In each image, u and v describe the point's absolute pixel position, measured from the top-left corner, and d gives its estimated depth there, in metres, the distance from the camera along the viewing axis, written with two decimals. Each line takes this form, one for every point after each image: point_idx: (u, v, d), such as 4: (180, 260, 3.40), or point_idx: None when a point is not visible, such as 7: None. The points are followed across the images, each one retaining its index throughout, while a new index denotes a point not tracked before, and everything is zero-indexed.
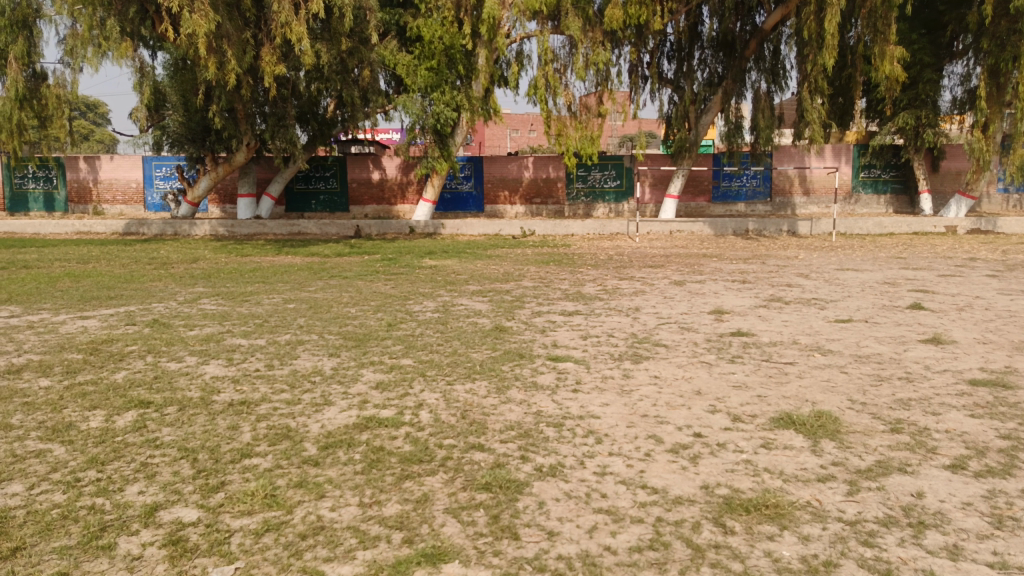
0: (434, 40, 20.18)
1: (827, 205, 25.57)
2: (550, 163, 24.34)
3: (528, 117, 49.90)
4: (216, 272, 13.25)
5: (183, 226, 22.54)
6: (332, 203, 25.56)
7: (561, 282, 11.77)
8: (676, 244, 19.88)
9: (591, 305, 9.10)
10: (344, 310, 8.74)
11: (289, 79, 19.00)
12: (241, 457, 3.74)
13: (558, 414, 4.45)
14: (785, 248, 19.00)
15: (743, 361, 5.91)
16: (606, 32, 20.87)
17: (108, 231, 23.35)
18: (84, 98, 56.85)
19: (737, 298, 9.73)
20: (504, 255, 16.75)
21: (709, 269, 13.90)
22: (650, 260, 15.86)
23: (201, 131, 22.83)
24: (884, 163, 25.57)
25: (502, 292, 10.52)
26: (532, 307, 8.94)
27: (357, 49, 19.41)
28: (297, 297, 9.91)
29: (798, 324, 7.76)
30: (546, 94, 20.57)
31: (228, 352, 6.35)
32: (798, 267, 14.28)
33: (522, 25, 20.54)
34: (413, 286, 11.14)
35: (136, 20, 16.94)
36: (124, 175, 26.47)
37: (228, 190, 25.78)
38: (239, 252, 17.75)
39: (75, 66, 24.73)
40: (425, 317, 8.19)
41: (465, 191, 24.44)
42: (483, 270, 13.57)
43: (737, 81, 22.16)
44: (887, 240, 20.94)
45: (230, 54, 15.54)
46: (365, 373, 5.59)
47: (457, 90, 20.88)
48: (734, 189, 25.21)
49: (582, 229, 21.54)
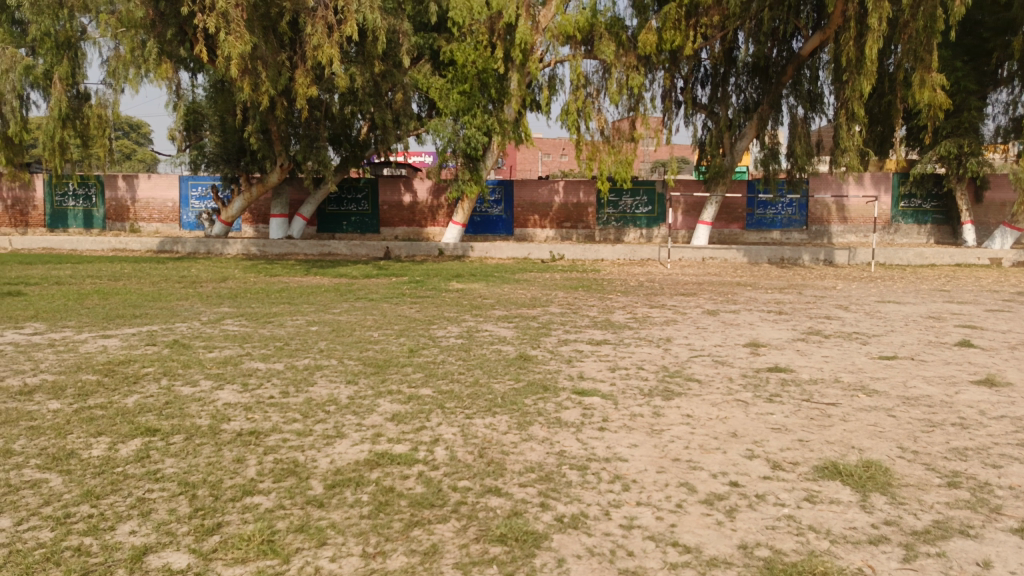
0: (467, 64, 20.23)
1: (865, 234, 24.92)
2: (581, 188, 24.14)
3: (559, 142, 49.88)
4: (243, 292, 13.22)
5: (215, 244, 22.77)
6: (363, 225, 25.66)
7: (590, 309, 11.47)
8: (709, 272, 19.47)
9: (620, 334, 8.80)
10: (366, 334, 8.56)
11: (323, 101, 19.16)
12: (242, 495, 3.52)
13: (582, 456, 4.16)
14: (822, 278, 18.48)
15: (782, 401, 5.56)
16: (640, 57, 20.72)
17: (143, 249, 23.69)
18: (127, 119, 58.55)
19: (773, 330, 9.33)
20: (533, 280, 16.53)
21: (743, 298, 13.49)
22: (682, 288, 15.49)
23: (236, 151, 23.11)
24: (925, 193, 24.86)
25: (529, 318, 10.27)
26: (558, 335, 8.67)
27: (390, 72, 19.55)
28: (320, 319, 9.76)
29: (839, 360, 7.37)
30: (578, 119, 20.45)
31: (244, 376, 6.17)
32: (836, 299, 13.79)
33: (555, 50, 20.45)
34: (438, 310, 10.94)
35: (176, 41, 17.25)
36: (161, 193, 26.92)
37: (261, 210, 26.04)
38: (268, 272, 17.80)
39: (117, 87, 25.31)
40: (448, 344, 7.96)
41: (495, 214, 24.33)
42: (510, 295, 13.35)
43: (773, 107, 21.78)
44: (929, 271, 20.26)
45: (265, 75, 15.67)
46: (382, 403, 5.36)
47: (489, 113, 20.86)
48: (769, 216, 24.73)
49: (613, 254, 21.26)
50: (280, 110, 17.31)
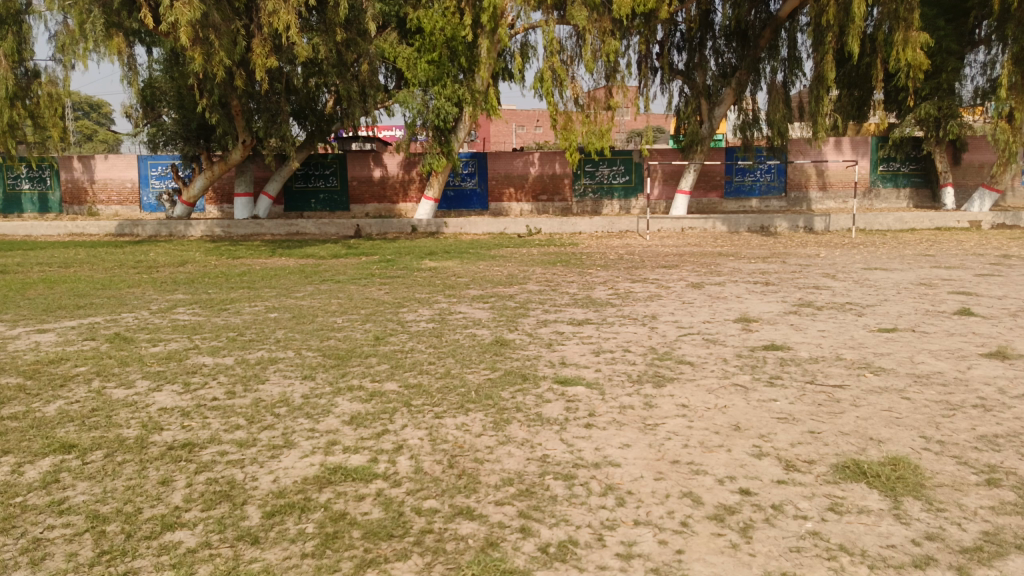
0: (435, 32, 19.38)
1: (844, 200, 24.61)
2: (556, 159, 23.47)
3: (533, 112, 48.74)
4: (202, 277, 12.46)
5: (177, 226, 21.81)
6: (333, 202, 24.75)
7: (569, 285, 10.91)
8: (689, 242, 19.03)
9: (603, 312, 8.25)
10: (329, 320, 7.92)
11: (284, 73, 18.22)
12: (160, 531, 2.92)
13: (568, 462, 3.61)
14: (804, 246, 18.10)
15: (784, 385, 5.05)
16: (614, 22, 19.97)
17: (101, 233, 22.65)
18: (87, 99, 56.48)
19: (763, 303, 8.85)
20: (509, 255, 15.96)
21: (727, 269, 13.01)
22: (663, 259, 15.00)
23: (195, 128, 22.08)
24: (904, 156, 24.53)
25: (505, 297, 9.68)
26: (537, 315, 8.10)
27: (354, 41, 18.59)
28: (281, 305, 9.08)
29: (837, 335, 6.89)
30: (552, 87, 19.74)
31: (187, 375, 5.51)
32: (821, 267, 13.38)
33: (527, 15, 19.62)
34: (409, 291, 10.30)
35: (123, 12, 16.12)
36: (119, 174, 25.74)
37: (225, 189, 25.02)
38: (231, 254, 16.99)
39: (66, 63, 24.00)
40: (418, 329, 7.35)
41: (469, 188, 23.57)
42: (485, 272, 12.74)
43: (751, 71, 21.28)
44: (909, 236, 20.02)
45: (218, 45, 14.72)
46: (340, 402, 4.74)
47: (459, 83, 20.20)
48: (747, 184, 24.25)
49: (590, 227, 20.73)
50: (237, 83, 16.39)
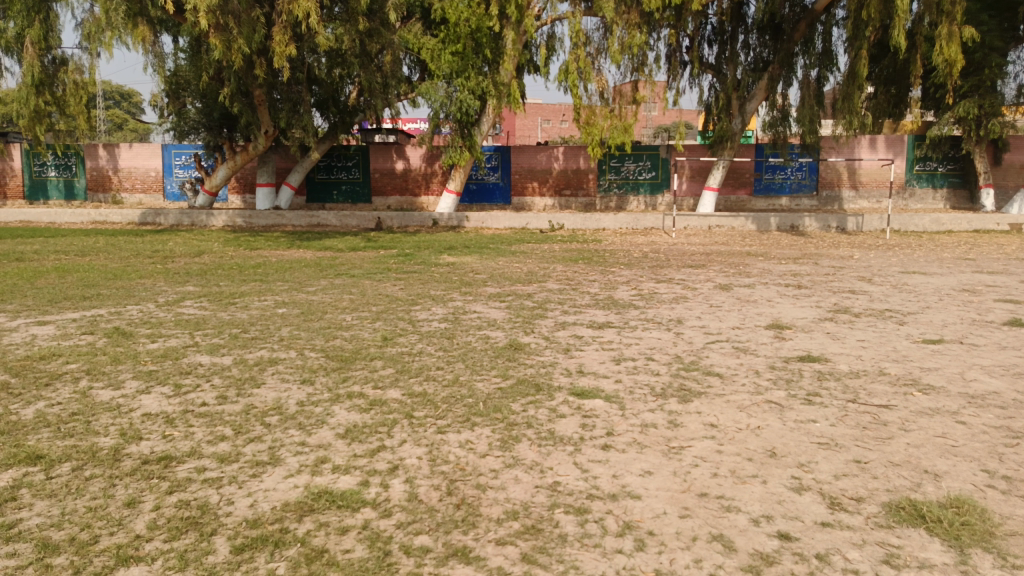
0: (459, 22, 18.97)
1: (877, 200, 23.79)
2: (581, 153, 22.97)
3: (560, 107, 48.14)
4: (216, 268, 12.21)
5: (199, 216, 21.73)
6: (354, 194, 24.50)
7: (591, 285, 10.48)
8: (716, 241, 18.48)
9: (625, 315, 7.81)
10: (338, 318, 7.58)
11: (306, 63, 17.93)
12: (114, 567, 2.59)
13: (581, 491, 3.21)
14: (836, 247, 17.47)
15: (823, 404, 4.60)
16: (643, 14, 19.40)
17: (124, 221, 22.64)
18: (119, 88, 56.91)
19: (796, 309, 8.35)
20: (530, 252, 15.57)
21: (756, 270, 12.48)
22: (689, 259, 14.50)
23: (219, 117, 21.95)
24: (942, 156, 23.64)
25: (523, 296, 9.28)
26: (555, 317, 7.69)
27: (376, 31, 18.21)
28: (292, 300, 8.77)
29: (878, 346, 6.39)
30: (578, 80, 19.24)
31: (180, 375, 5.18)
32: (856, 270, 12.78)
33: (553, 6, 19.15)
34: (424, 287, 9.95)
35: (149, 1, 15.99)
36: (144, 163, 25.74)
37: (247, 179, 24.88)
38: (249, 245, 16.81)
39: (93, 51, 23.96)
40: (429, 329, 6.97)
41: (491, 182, 23.16)
42: (504, 269, 12.35)
43: (784, 66, 20.58)
44: (946, 238, 19.26)
45: (238, 32, 14.46)
46: (337, 410, 4.37)
47: (484, 75, 19.82)
48: (777, 181, 23.57)
49: (614, 223, 20.24)
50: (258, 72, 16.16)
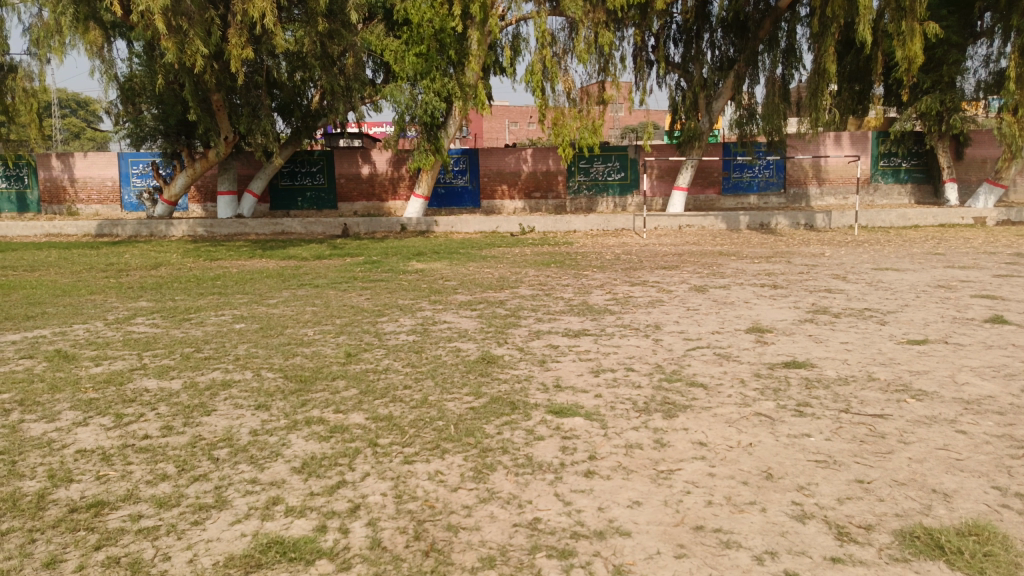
0: (423, 23, 18.59)
1: (844, 196, 23.93)
2: (549, 155, 22.74)
3: (526, 109, 47.91)
4: (172, 281, 11.67)
5: (158, 226, 21.01)
6: (320, 200, 23.94)
7: (564, 289, 10.19)
8: (687, 241, 18.37)
9: (601, 321, 7.52)
10: (299, 333, 7.16)
11: (265, 66, 17.42)
12: None
13: (564, 529, 2.90)
14: (807, 244, 17.46)
15: (816, 415, 4.35)
16: (609, 12, 19.22)
17: (79, 233, 21.80)
18: (73, 96, 55.26)
19: (774, 310, 8.14)
20: (501, 256, 15.26)
21: (730, 270, 12.32)
22: (661, 260, 14.32)
23: (176, 124, 21.25)
24: (906, 151, 23.85)
25: (495, 304, 8.96)
26: (529, 325, 7.37)
27: (338, 32, 17.76)
28: (251, 315, 8.32)
29: (862, 348, 6.19)
30: (543, 81, 19.03)
31: (122, 404, 4.74)
32: (829, 267, 12.69)
33: (518, 6, 18.89)
34: (391, 297, 9.56)
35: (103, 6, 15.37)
36: (99, 172, 24.86)
37: (208, 187, 24.17)
38: (210, 255, 16.23)
39: (42, 57, 23.06)
40: (396, 343, 6.60)
41: (460, 185, 22.81)
42: (475, 275, 12.01)
43: (749, 63, 20.57)
44: (914, 233, 19.40)
45: (193, 33, 13.92)
46: (293, 440, 4.00)
47: (449, 76, 19.46)
48: (746, 180, 23.60)
49: (585, 225, 20.01)
50: (215, 76, 15.61)
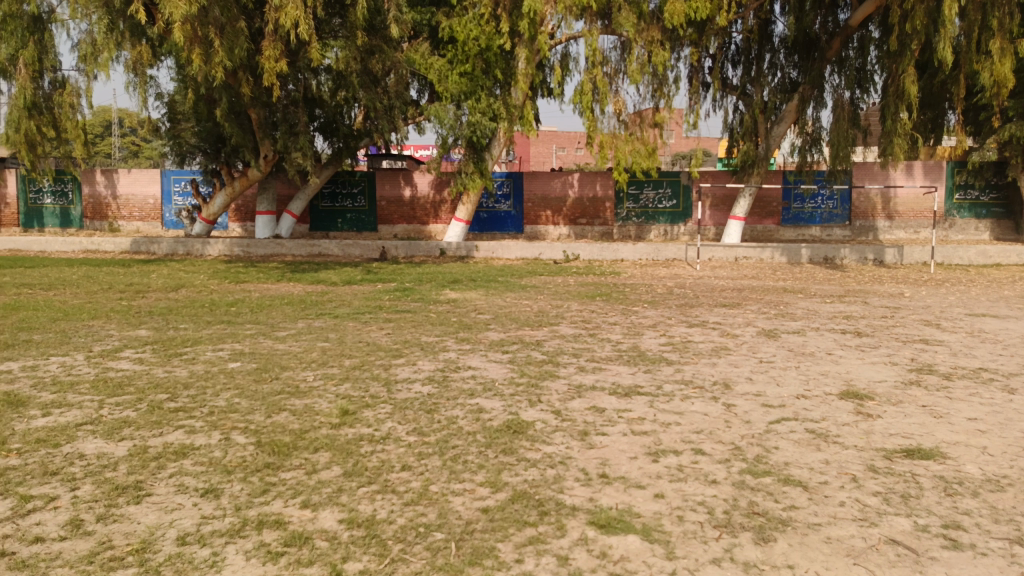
0: (468, 41, 17.78)
1: (916, 230, 21.95)
2: (597, 180, 21.56)
3: (574, 134, 47.02)
4: (185, 306, 10.80)
5: (194, 245, 20.47)
6: (359, 222, 23.19)
7: (612, 329, 8.92)
8: (745, 274, 16.93)
9: (657, 375, 6.25)
10: (296, 378, 6.06)
11: (303, 80, 16.78)
12: None
13: None
14: (881, 282, 15.83)
15: (977, 549, 3.03)
16: (665, 30, 18.08)
17: (117, 250, 21.42)
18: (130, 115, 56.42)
19: (867, 367, 6.74)
20: (542, 286, 14.12)
21: (799, 310, 10.93)
22: (719, 296, 12.98)
23: (216, 141, 20.81)
24: (985, 183, 21.88)
25: (531, 345, 7.76)
26: (570, 377, 6.14)
27: (379, 48, 17.05)
28: (251, 351, 7.23)
29: (1001, 429, 4.77)
30: (593, 102, 18.00)
31: (35, 483, 3.66)
32: (915, 310, 11.17)
33: (568, 24, 17.87)
34: (415, 332, 8.44)
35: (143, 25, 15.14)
36: (141, 190, 24.63)
37: (248, 206, 23.67)
38: (236, 277, 15.46)
39: (90, 73, 22.90)
40: (407, 397, 5.42)
41: (503, 210, 21.81)
42: (512, 308, 10.84)
43: (815, 86, 19.08)
44: (999, 272, 17.57)
45: (219, 44, 13.39)
46: (229, 559, 2.87)
47: (494, 97, 18.60)
48: (807, 211, 22.01)
49: (633, 254, 18.69)
50: (251, 93, 15.03)
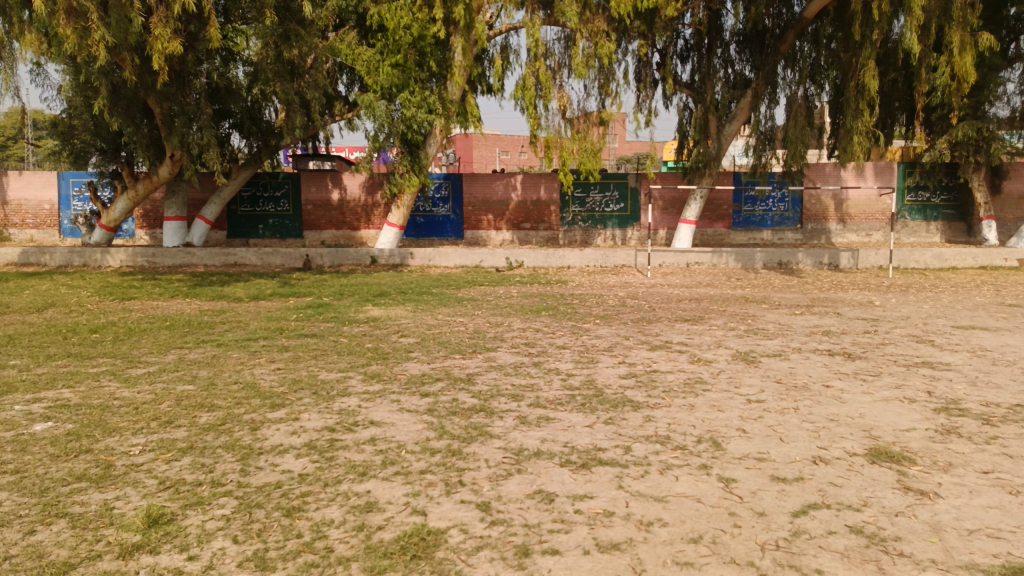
0: (399, 30, 16.03)
1: (868, 233, 21.22)
2: (541, 182, 20.07)
3: (518, 138, 45.77)
4: (38, 333, 8.71)
5: (91, 255, 18.10)
6: (283, 228, 21.11)
7: (563, 355, 7.34)
8: (700, 281, 15.70)
9: (623, 429, 4.68)
10: (120, 450, 4.25)
11: (204, 70, 14.62)
12: None
13: None
14: (842, 289, 14.78)
15: None
16: (611, 20, 16.72)
17: (2, 261, 18.82)
18: None
19: (883, 407, 5.32)
20: (481, 298, 12.51)
21: (771, 325, 9.59)
22: (678, 308, 11.57)
23: (115, 137, 18.50)
24: (936, 185, 21.21)
25: (460, 381, 6.10)
26: (507, 436, 4.50)
27: (295, 35, 14.84)
28: (80, 403, 5.33)
29: None
30: (536, 97, 16.52)
31: None
32: (897, 323, 9.96)
33: (508, 13, 16.31)
34: (314, 367, 6.64)
35: None
36: (35, 194, 21.95)
37: (157, 211, 21.28)
38: (124, 293, 13.30)
39: None
40: (264, 483, 3.70)
41: (441, 214, 20.12)
42: (446, 328, 9.17)
43: (768, 82, 17.96)
44: (957, 276, 16.83)
45: (96, 17, 11.34)
46: None
47: (429, 90, 16.86)
48: (758, 214, 21.04)
49: (580, 260, 17.27)
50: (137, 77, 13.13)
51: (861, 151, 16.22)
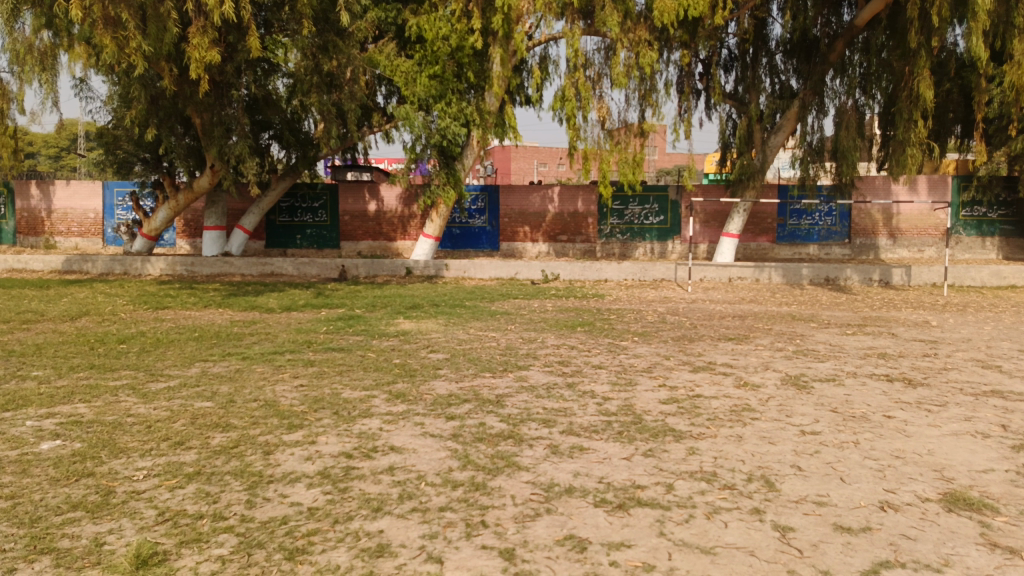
0: (438, 40, 15.88)
1: (920, 248, 20.31)
2: (579, 194, 19.69)
3: (557, 150, 45.51)
4: (67, 343, 8.62)
5: (132, 263, 18.27)
6: (319, 239, 21.11)
7: (600, 376, 6.94)
8: (742, 297, 15.12)
9: (664, 462, 4.27)
10: (124, 474, 3.99)
11: (245, 82, 14.65)
12: None
13: None
14: (895, 307, 14.05)
15: None
16: (653, 30, 16.30)
17: (46, 269, 19.12)
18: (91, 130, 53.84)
19: (954, 443, 4.81)
20: (515, 313, 12.17)
21: (821, 346, 9.04)
22: (721, 325, 11.06)
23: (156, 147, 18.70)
24: (992, 199, 20.24)
25: (489, 403, 5.75)
26: (537, 468, 4.13)
27: (333, 44, 14.88)
28: (93, 420, 5.11)
29: None
30: (576, 108, 16.20)
31: None
32: (958, 346, 9.32)
33: (548, 23, 16.03)
34: (338, 384, 6.36)
35: None
36: (81, 203, 22.36)
37: (197, 220, 21.47)
38: (159, 302, 13.29)
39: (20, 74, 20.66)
40: (270, 517, 3.41)
41: (477, 226, 19.88)
42: (478, 344, 8.83)
43: (816, 92, 17.32)
44: (1018, 295, 15.91)
45: (132, 26, 11.39)
46: None
47: (467, 101, 16.68)
48: (804, 228, 20.32)
49: (618, 274, 16.82)
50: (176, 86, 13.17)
51: (915, 163, 15.49)
